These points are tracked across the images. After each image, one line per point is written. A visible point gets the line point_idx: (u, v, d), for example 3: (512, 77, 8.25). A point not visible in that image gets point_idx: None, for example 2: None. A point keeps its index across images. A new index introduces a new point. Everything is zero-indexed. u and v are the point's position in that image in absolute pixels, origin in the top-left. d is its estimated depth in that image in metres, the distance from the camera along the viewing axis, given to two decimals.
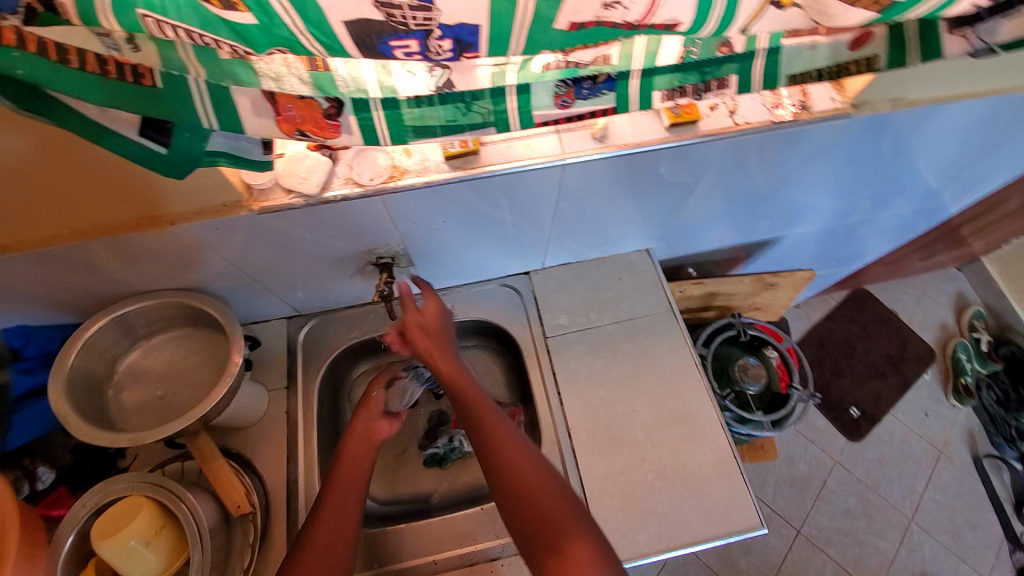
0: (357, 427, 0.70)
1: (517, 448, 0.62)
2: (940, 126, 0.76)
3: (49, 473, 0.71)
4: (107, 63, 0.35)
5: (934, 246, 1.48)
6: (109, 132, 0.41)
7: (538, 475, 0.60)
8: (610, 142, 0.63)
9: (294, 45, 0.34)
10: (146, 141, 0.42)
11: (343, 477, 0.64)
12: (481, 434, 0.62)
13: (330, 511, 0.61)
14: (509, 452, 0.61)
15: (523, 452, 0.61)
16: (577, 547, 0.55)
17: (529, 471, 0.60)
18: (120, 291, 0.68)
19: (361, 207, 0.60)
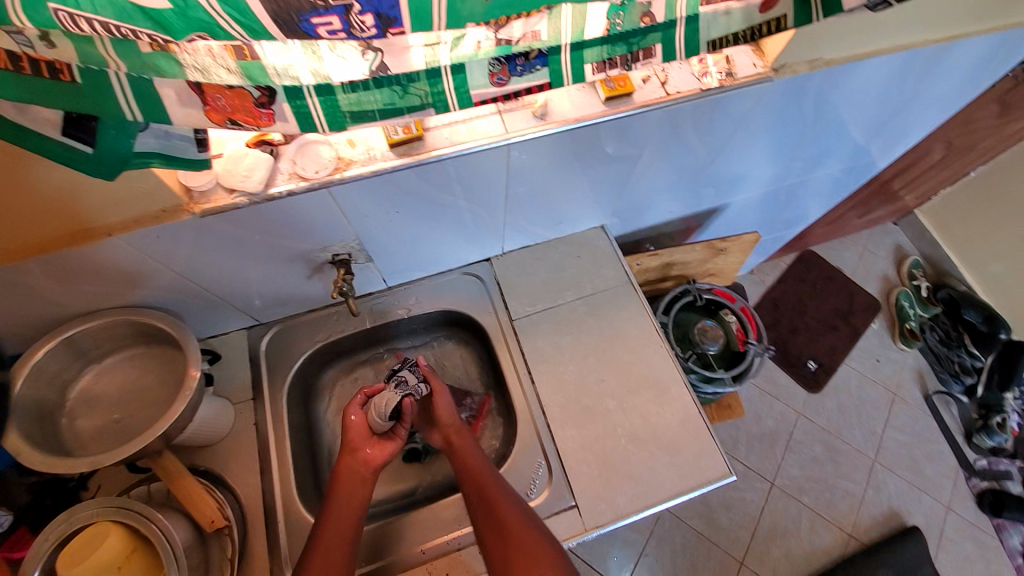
0: (345, 468, 0.70)
1: (503, 497, 0.67)
2: (854, 86, 0.82)
3: (5, 515, 0.66)
4: (20, 60, 0.35)
5: (868, 202, 1.58)
6: (31, 131, 0.40)
7: (521, 523, 0.65)
8: (551, 119, 0.65)
9: (216, 30, 0.34)
10: (70, 141, 0.40)
11: (332, 524, 0.65)
12: (474, 486, 0.69)
13: (323, 548, 0.63)
14: (497, 499, 0.67)
15: (509, 500, 0.67)
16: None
17: (513, 518, 0.65)
18: (61, 315, 0.64)
19: (308, 201, 0.60)
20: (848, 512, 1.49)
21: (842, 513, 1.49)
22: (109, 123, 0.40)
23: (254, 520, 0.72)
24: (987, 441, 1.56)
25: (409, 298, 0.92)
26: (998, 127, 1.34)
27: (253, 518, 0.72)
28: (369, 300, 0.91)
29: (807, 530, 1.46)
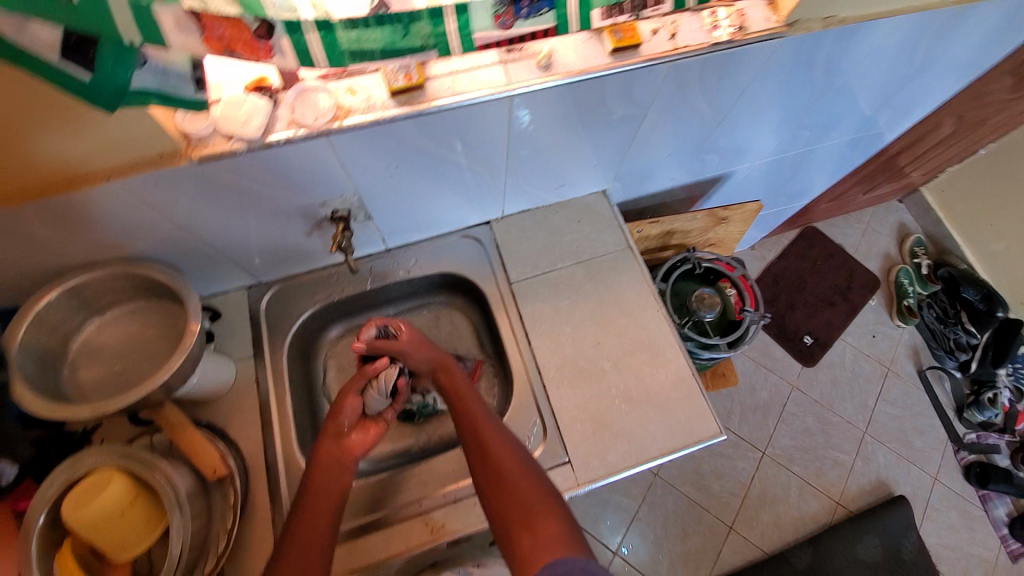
0: (327, 446, 0.69)
1: (500, 440, 0.67)
2: (868, 47, 0.79)
3: (10, 468, 0.67)
4: None
5: (874, 178, 1.56)
6: (27, 55, 0.37)
7: (518, 465, 0.65)
8: (555, 70, 0.63)
9: None
10: (69, 66, 0.38)
11: (314, 495, 0.64)
12: (468, 424, 0.69)
13: (304, 522, 0.61)
14: (494, 443, 0.67)
15: (507, 443, 0.67)
16: (547, 525, 0.59)
17: (509, 460, 0.65)
18: (59, 265, 0.64)
19: (307, 151, 0.59)
20: (837, 481, 1.52)
21: (830, 482, 1.52)
22: (107, 47, 0.38)
23: (256, 471, 0.73)
24: (978, 415, 1.60)
25: (409, 260, 0.91)
26: (1012, 101, 1.30)
27: (255, 469, 0.73)
28: (369, 262, 0.90)
29: (795, 497, 1.50)
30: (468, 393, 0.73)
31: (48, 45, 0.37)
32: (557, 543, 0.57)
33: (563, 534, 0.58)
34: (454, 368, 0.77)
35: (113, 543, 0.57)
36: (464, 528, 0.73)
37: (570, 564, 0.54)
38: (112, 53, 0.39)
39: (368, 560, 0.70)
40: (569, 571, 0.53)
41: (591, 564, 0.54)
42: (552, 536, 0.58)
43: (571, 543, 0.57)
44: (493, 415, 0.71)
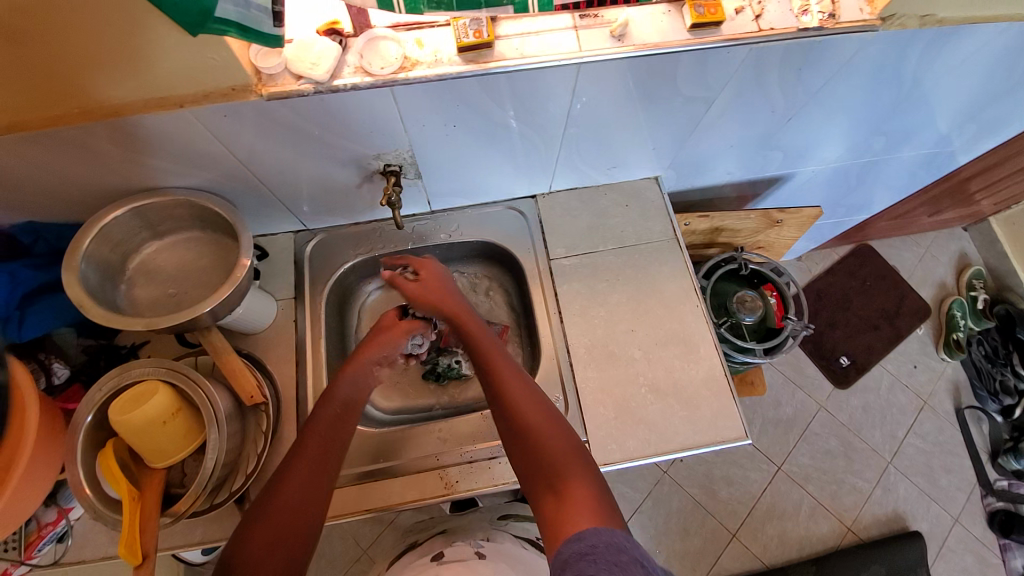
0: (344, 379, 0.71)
1: (530, 402, 0.67)
2: (965, 52, 0.72)
3: (64, 368, 0.73)
4: None
5: (943, 202, 1.46)
6: None
7: (548, 427, 0.65)
8: (628, 42, 0.61)
9: None
10: None
11: (324, 424, 0.66)
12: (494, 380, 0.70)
13: (308, 459, 0.63)
14: (523, 405, 0.67)
15: (537, 405, 0.67)
16: (575, 489, 0.59)
17: (539, 421, 0.65)
18: (128, 186, 0.67)
19: (370, 99, 0.59)
20: (852, 508, 1.48)
21: (845, 507, 1.48)
22: None
23: (287, 405, 0.77)
24: (1013, 463, 1.50)
25: (452, 224, 0.92)
26: None
27: (287, 404, 0.77)
28: (413, 221, 0.91)
29: (805, 517, 1.47)
30: (494, 350, 0.73)
31: None
32: (585, 511, 0.57)
33: (593, 500, 0.58)
34: (471, 319, 0.77)
35: (152, 450, 0.60)
36: (477, 487, 0.75)
37: (596, 537, 0.53)
38: None
39: (383, 503, 0.73)
40: (593, 546, 0.52)
41: (618, 536, 0.53)
42: (580, 503, 0.57)
43: (601, 505, 0.57)
44: (522, 375, 0.71)
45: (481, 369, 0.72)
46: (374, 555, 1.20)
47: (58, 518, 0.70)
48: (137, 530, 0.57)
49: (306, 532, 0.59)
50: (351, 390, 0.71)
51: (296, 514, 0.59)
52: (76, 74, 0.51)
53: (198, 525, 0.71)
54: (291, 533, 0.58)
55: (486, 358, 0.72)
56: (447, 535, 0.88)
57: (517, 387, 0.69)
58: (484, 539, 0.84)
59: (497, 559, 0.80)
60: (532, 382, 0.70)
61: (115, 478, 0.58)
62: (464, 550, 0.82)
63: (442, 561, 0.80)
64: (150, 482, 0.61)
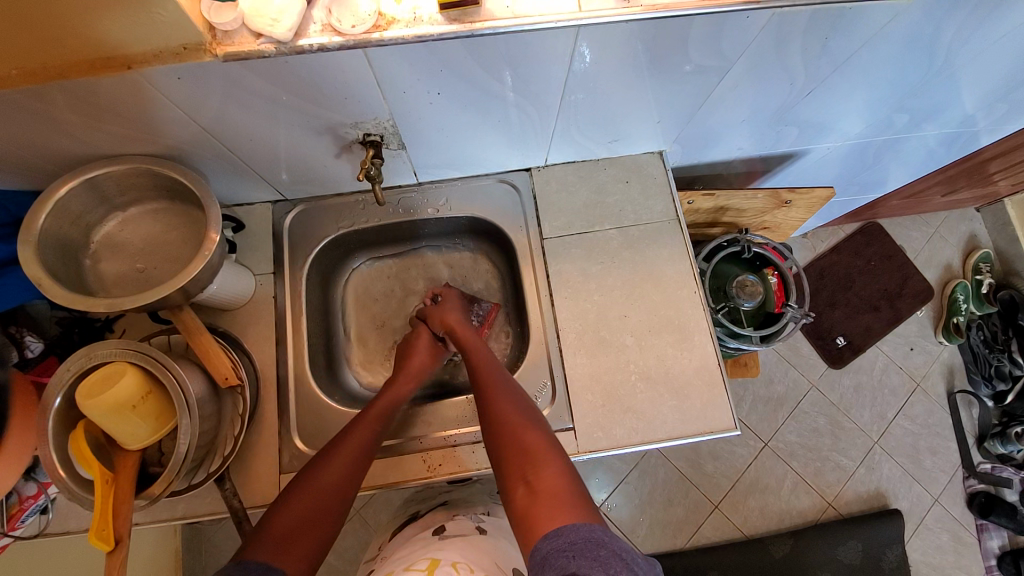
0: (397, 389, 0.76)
1: (509, 404, 0.68)
2: (1013, 23, 0.65)
3: (38, 343, 0.71)
4: None
5: (961, 181, 1.38)
6: None
7: (524, 427, 0.65)
8: (634, 2, 0.54)
9: None
10: None
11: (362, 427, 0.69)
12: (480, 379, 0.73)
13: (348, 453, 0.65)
14: (502, 407, 0.68)
15: (515, 406, 0.68)
16: (547, 478, 0.59)
17: (516, 421, 0.66)
18: (85, 153, 0.62)
19: (341, 62, 0.53)
20: (834, 484, 1.51)
21: (827, 483, 1.51)
22: None
23: (267, 384, 0.75)
24: (998, 447, 1.53)
25: (440, 198, 0.86)
26: None
27: (267, 383, 0.75)
28: (398, 193, 0.86)
29: (788, 491, 1.50)
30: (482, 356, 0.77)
31: None
32: (557, 500, 0.56)
33: (564, 490, 0.58)
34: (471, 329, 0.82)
35: (125, 433, 0.58)
36: (461, 470, 0.74)
37: (573, 533, 0.51)
38: None
39: (367, 484, 0.73)
40: (574, 542, 0.50)
41: (597, 530, 0.51)
42: (551, 493, 0.57)
43: (567, 496, 0.57)
44: (503, 375, 0.73)
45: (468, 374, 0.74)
46: (365, 516, 1.23)
47: (38, 492, 0.68)
48: (110, 512, 0.56)
49: (335, 509, 0.61)
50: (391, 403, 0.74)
51: (337, 486, 0.62)
52: (1, 34, 0.44)
53: (181, 499, 0.71)
54: (324, 515, 0.60)
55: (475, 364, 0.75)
56: (449, 508, 0.79)
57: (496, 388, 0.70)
58: (485, 514, 0.77)
59: (499, 536, 0.71)
60: (510, 382, 0.72)
61: (87, 460, 0.56)
62: (463, 524, 0.72)
63: (443, 535, 0.69)
64: (124, 464, 0.59)
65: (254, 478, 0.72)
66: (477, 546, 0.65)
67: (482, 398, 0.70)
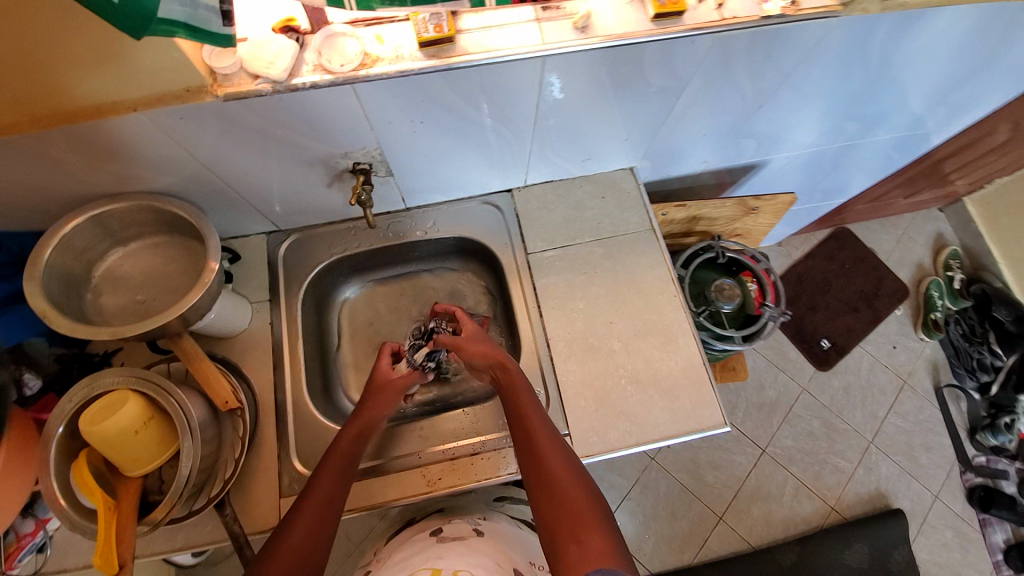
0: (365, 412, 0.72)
1: (554, 451, 0.65)
2: (934, 33, 0.72)
3: (36, 380, 0.73)
4: None
5: (920, 183, 1.47)
6: None
7: (569, 477, 0.62)
8: (592, 33, 0.60)
9: None
10: None
11: (328, 474, 0.66)
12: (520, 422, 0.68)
13: (318, 503, 0.63)
14: (547, 456, 0.64)
15: (560, 453, 0.65)
16: (594, 540, 0.56)
17: (563, 471, 0.63)
18: (89, 192, 0.66)
19: (331, 97, 0.58)
20: (834, 487, 1.52)
21: (828, 487, 1.52)
22: None
23: (266, 409, 0.77)
24: (990, 438, 1.55)
25: (427, 221, 0.91)
26: None
27: (265, 408, 0.77)
28: (388, 218, 0.90)
29: (790, 497, 1.50)
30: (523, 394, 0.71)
31: None
32: (607, 562, 0.54)
33: (614, 555, 0.55)
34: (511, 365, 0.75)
35: (125, 460, 0.59)
36: (460, 482, 0.75)
37: None
38: None
39: (366, 503, 0.73)
40: None
41: None
42: (600, 553, 0.55)
43: (618, 559, 0.54)
44: (544, 417, 0.69)
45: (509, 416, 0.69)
46: (365, 549, 1.21)
47: (35, 529, 0.69)
48: (114, 540, 0.57)
49: (314, 560, 0.60)
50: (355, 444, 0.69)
51: (308, 540, 0.61)
52: (21, 82, 0.49)
53: (180, 530, 0.70)
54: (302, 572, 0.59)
55: (515, 399, 0.71)
56: (446, 514, 0.79)
57: (539, 433, 0.66)
58: (483, 518, 0.77)
59: (498, 537, 0.72)
60: (552, 426, 0.68)
61: (89, 489, 0.57)
62: (461, 527, 0.73)
63: (441, 536, 0.70)
64: (126, 492, 0.60)
65: (253, 503, 0.72)
66: (476, 550, 0.65)
67: (526, 445, 0.66)
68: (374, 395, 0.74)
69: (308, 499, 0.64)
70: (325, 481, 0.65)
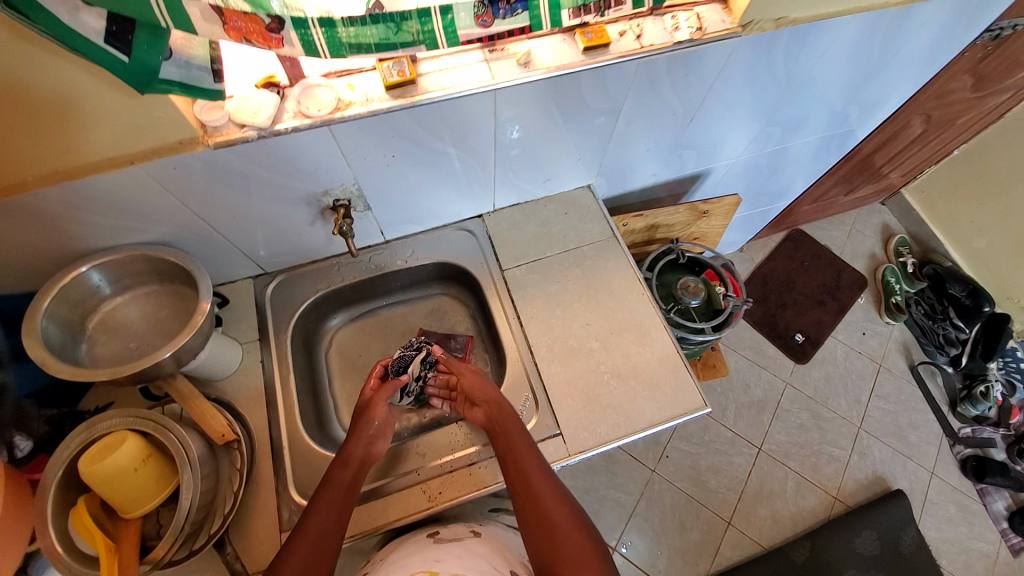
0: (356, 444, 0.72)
1: (553, 496, 0.67)
2: (826, 43, 0.85)
3: (26, 442, 0.69)
4: None
5: (855, 178, 1.61)
6: (77, 35, 0.44)
7: (569, 522, 0.65)
8: (533, 67, 0.70)
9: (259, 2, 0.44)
10: (110, 48, 0.45)
11: (323, 503, 0.64)
12: (516, 467, 0.70)
13: (314, 533, 0.60)
14: (547, 501, 0.66)
15: (558, 498, 0.67)
16: None
17: (562, 516, 0.65)
18: (83, 248, 0.70)
19: (311, 139, 0.65)
20: (834, 476, 1.54)
21: (827, 477, 1.54)
22: (142, 34, 0.46)
23: (261, 445, 0.78)
24: (971, 410, 1.60)
25: (406, 251, 0.97)
26: (976, 99, 1.34)
27: (261, 444, 0.78)
28: (369, 252, 0.96)
29: (793, 493, 1.51)
30: (518, 438, 0.73)
31: (95, 30, 0.44)
32: None
33: None
34: (506, 408, 0.77)
35: (127, 499, 0.60)
36: (460, 495, 0.76)
37: None
38: (146, 37, 0.46)
39: (368, 526, 0.73)
40: None
41: None
42: None
43: None
44: (539, 460, 0.71)
45: (505, 462, 0.71)
46: None
47: None
48: None
49: None
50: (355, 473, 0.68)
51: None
52: (31, 143, 0.55)
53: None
54: None
55: (510, 445, 0.72)
56: (442, 522, 0.80)
57: (536, 478, 0.68)
58: (478, 523, 0.78)
59: (494, 538, 0.73)
60: (548, 470, 0.70)
61: (90, 532, 0.58)
62: (458, 530, 0.74)
63: (437, 538, 0.71)
64: (126, 532, 0.61)
65: (252, 541, 0.71)
66: (473, 554, 0.66)
67: (524, 490, 0.68)
68: (360, 418, 0.76)
69: (300, 534, 0.60)
70: (317, 516, 0.62)
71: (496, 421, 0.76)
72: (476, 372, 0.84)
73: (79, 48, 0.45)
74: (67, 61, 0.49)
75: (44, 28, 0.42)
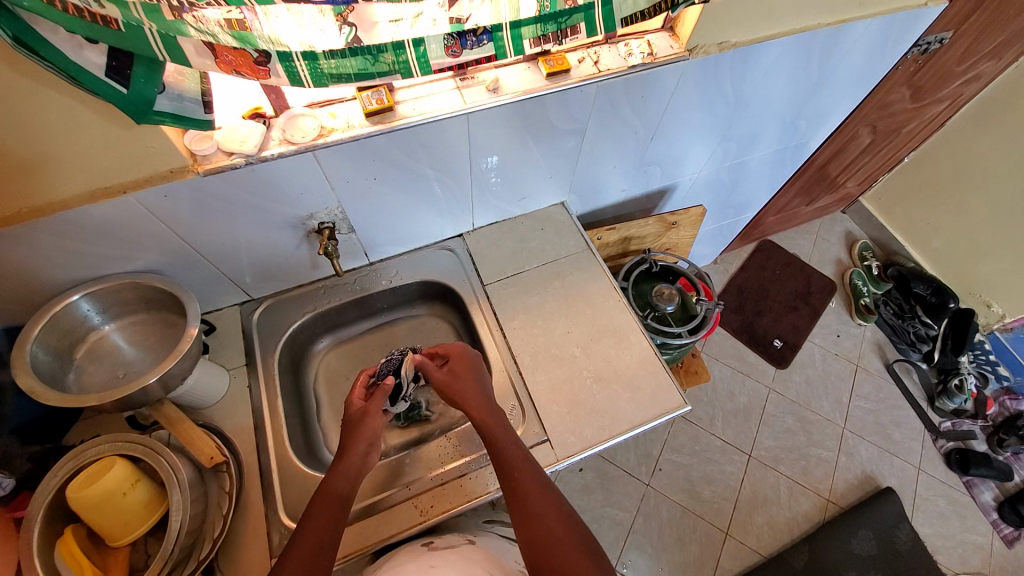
0: (353, 454, 0.71)
1: (546, 500, 0.66)
2: (768, 61, 0.93)
3: (8, 480, 0.67)
4: (80, 11, 0.43)
5: (812, 189, 1.71)
6: (83, 72, 0.48)
7: (563, 525, 0.64)
8: (502, 92, 0.77)
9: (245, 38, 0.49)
10: (112, 82, 0.50)
11: (318, 517, 0.64)
12: (508, 472, 0.69)
13: (307, 548, 0.60)
14: (540, 505, 0.65)
15: (554, 509, 0.66)
16: None
17: (555, 519, 0.64)
18: (72, 278, 0.71)
19: (296, 164, 0.70)
20: (824, 478, 1.55)
21: (817, 479, 1.55)
22: (142, 68, 0.51)
23: (249, 470, 0.77)
24: (949, 403, 1.65)
25: (390, 271, 1.00)
26: (915, 110, 1.46)
27: (249, 468, 0.77)
28: (355, 274, 0.99)
29: (787, 498, 1.52)
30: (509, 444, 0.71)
31: (97, 66, 0.48)
32: None
33: None
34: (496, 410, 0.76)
35: (117, 524, 0.60)
36: (453, 506, 0.77)
37: None
38: (144, 73, 0.51)
39: (361, 543, 0.73)
40: None
41: None
42: None
43: None
44: (531, 465, 0.70)
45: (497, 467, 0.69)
46: None
47: None
48: None
49: None
50: (346, 483, 0.68)
51: None
52: (28, 176, 0.58)
53: None
54: None
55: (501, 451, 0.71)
56: (436, 534, 0.79)
57: (529, 483, 0.67)
58: (473, 534, 0.78)
59: (489, 546, 0.73)
60: (540, 474, 0.70)
61: (78, 562, 0.57)
62: (453, 538, 0.74)
63: (432, 547, 0.71)
64: (115, 560, 0.60)
65: (241, 568, 0.70)
66: (468, 561, 0.66)
67: (516, 496, 0.67)
68: (355, 427, 0.74)
69: (293, 551, 0.60)
70: (311, 530, 0.62)
71: (485, 422, 0.73)
72: (470, 360, 0.81)
73: (83, 81, 0.49)
74: (70, 95, 0.53)
75: (50, 63, 0.46)
